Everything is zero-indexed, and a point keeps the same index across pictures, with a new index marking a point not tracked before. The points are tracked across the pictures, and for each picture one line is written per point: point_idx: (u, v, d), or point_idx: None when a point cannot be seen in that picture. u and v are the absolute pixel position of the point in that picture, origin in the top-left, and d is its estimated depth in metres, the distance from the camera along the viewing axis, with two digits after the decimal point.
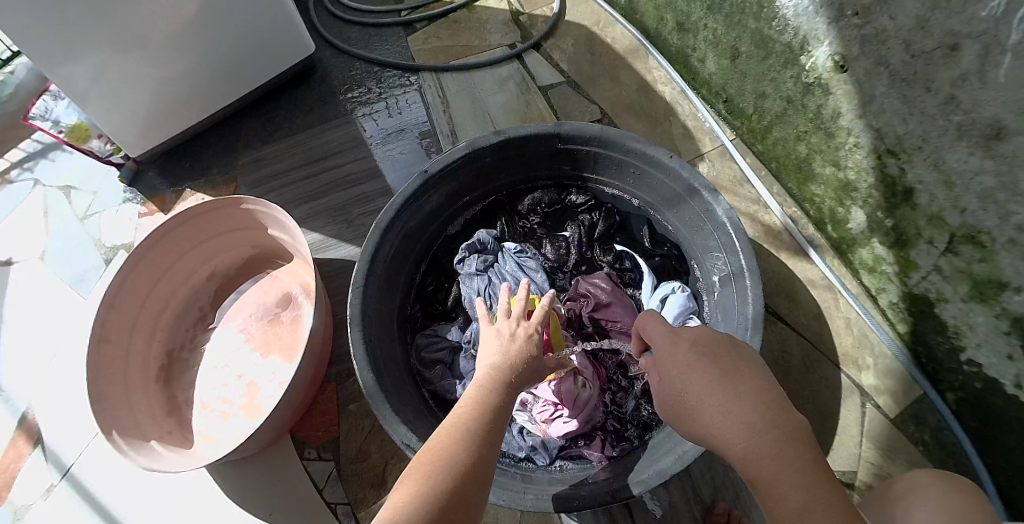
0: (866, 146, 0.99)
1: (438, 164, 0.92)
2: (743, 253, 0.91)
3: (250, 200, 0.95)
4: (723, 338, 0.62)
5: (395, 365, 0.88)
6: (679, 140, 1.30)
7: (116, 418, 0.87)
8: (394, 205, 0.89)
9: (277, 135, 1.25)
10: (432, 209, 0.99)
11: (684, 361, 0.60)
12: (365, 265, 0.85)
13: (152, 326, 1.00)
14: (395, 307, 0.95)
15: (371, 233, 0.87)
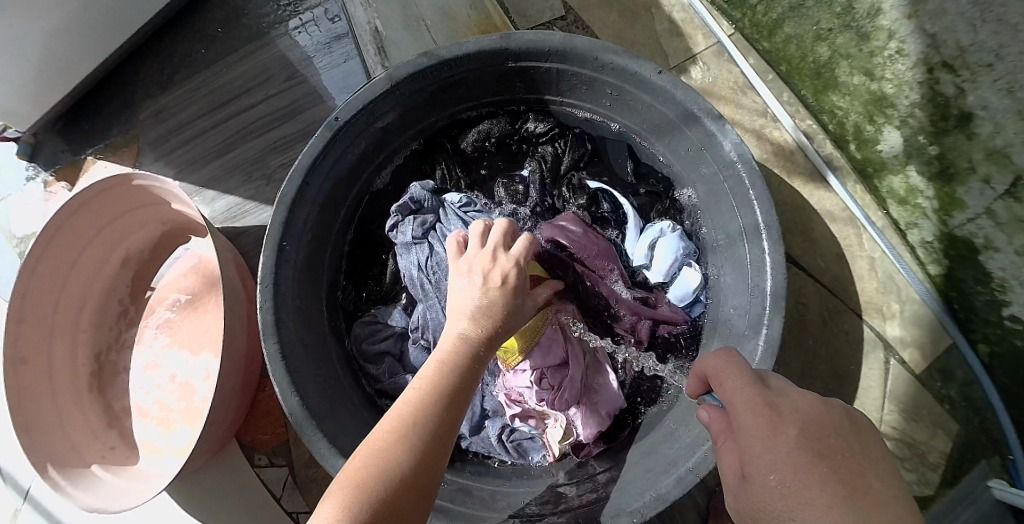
0: (913, 54, 0.75)
1: (349, 108, 0.69)
2: (759, 207, 0.70)
3: (140, 176, 0.78)
4: (838, 419, 0.41)
5: (332, 371, 0.73)
6: (665, 39, 1.01)
7: (51, 446, 0.78)
8: (297, 171, 0.68)
9: (176, 77, 0.99)
10: (353, 167, 0.76)
11: (787, 460, 0.38)
12: (271, 255, 0.66)
13: (75, 331, 0.89)
14: (323, 295, 0.77)
15: (274, 212, 0.67)
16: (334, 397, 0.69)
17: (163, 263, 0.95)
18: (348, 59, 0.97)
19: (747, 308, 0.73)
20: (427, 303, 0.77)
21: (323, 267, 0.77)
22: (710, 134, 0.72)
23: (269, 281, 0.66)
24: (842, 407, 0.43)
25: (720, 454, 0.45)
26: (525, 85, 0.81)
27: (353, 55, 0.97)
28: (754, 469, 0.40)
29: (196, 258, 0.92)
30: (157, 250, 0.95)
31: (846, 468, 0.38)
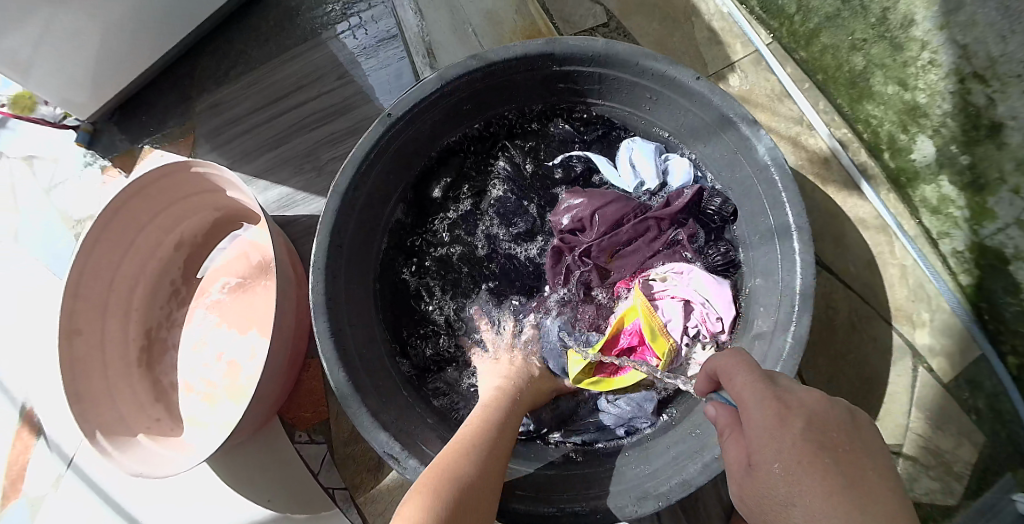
0: (946, 64, 0.77)
1: (401, 106, 0.73)
2: (791, 208, 0.72)
3: (200, 164, 0.83)
4: (841, 415, 0.43)
5: (377, 353, 0.76)
6: (704, 47, 1.04)
7: (99, 416, 0.82)
8: (353, 162, 0.71)
9: (233, 72, 1.04)
10: (401, 161, 0.80)
11: (783, 437, 0.42)
12: (325, 239, 0.70)
13: (127, 306, 0.93)
14: (373, 280, 0.81)
15: (329, 201, 0.70)
16: (376, 376, 0.72)
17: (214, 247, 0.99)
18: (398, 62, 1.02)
19: (776, 305, 0.74)
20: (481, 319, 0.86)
21: (371, 257, 0.80)
22: (745, 138, 0.75)
23: (320, 263, 0.69)
24: (845, 403, 0.45)
25: (726, 441, 0.49)
26: (566, 88, 0.84)
27: (404, 57, 1.02)
28: (760, 456, 0.42)
29: (246, 244, 0.96)
30: (209, 234, 1.00)
31: (849, 463, 0.40)
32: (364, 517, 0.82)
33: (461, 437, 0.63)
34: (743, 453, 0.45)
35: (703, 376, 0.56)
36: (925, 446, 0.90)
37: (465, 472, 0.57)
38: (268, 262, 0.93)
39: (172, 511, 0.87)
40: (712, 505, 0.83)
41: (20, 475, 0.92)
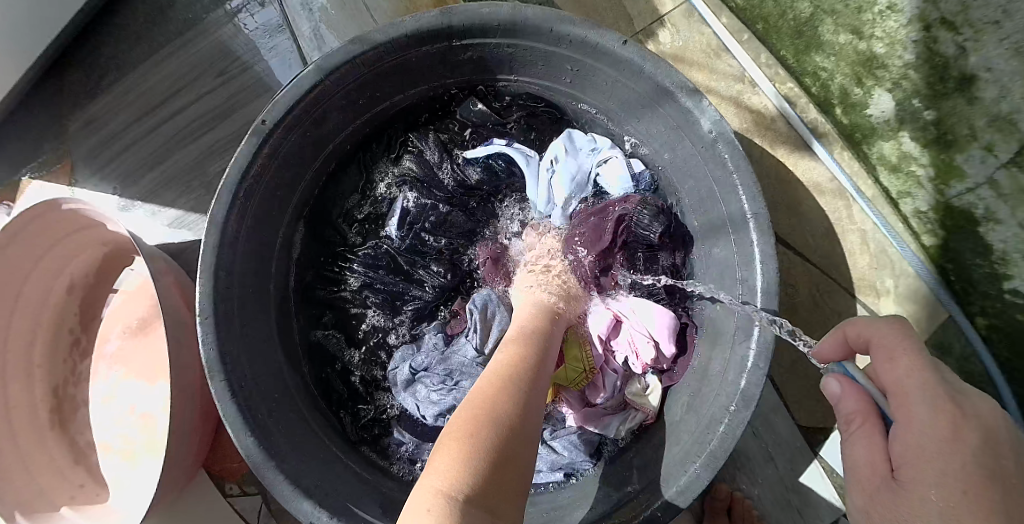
0: (908, 10, 0.67)
1: (274, 110, 0.62)
2: (747, 195, 0.63)
3: (66, 201, 0.72)
4: (1015, 444, 0.36)
5: (290, 405, 0.69)
6: (629, 2, 0.92)
7: (17, 494, 0.75)
8: (226, 188, 0.61)
9: (104, 81, 0.90)
10: (291, 171, 0.70)
11: (954, 462, 0.34)
12: (209, 282, 0.60)
13: (26, 365, 0.84)
14: (274, 321, 0.72)
15: (204, 237, 0.61)
16: (295, 433, 0.65)
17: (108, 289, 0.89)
18: (280, 49, 0.88)
19: (735, 302, 0.67)
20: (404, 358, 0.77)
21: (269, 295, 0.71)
22: (687, 112, 0.65)
23: (207, 318, 0.60)
24: (1017, 429, 0.38)
25: (853, 435, 0.41)
26: (476, 67, 0.73)
27: (290, 45, 0.88)
28: (916, 471, 0.35)
29: (143, 282, 0.87)
30: (102, 274, 0.89)
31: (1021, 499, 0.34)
32: None
33: (494, 377, 0.51)
34: (884, 459, 0.38)
35: (836, 341, 0.45)
36: None
37: (509, 416, 0.45)
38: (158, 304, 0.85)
39: None
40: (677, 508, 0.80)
41: None
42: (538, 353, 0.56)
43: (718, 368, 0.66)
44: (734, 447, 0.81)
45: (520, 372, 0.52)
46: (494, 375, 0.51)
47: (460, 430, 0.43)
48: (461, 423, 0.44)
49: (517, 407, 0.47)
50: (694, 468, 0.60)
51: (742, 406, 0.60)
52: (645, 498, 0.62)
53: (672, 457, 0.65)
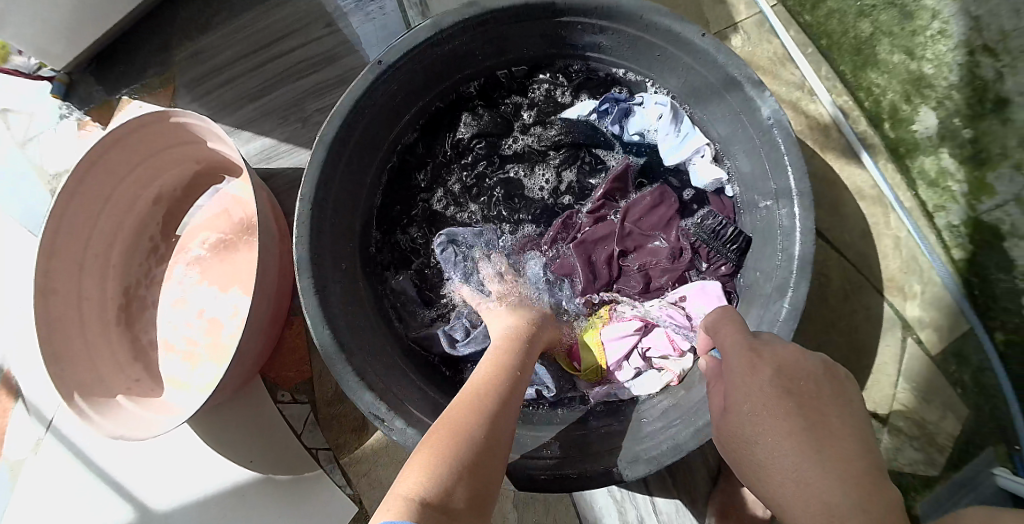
0: (956, 36, 0.77)
1: (392, 51, 0.70)
2: (794, 172, 0.70)
3: (177, 113, 0.78)
4: (818, 379, 0.46)
5: (362, 309, 0.76)
6: (707, 7, 1.05)
7: (79, 376, 0.80)
8: (338, 115, 0.68)
9: (216, 18, 0.99)
10: (388, 110, 0.77)
11: (752, 388, 0.46)
12: (313, 187, 0.67)
13: (104, 265, 0.90)
14: (359, 232, 0.81)
15: (313, 151, 0.67)
16: (361, 334, 0.71)
17: (195, 202, 0.96)
18: (385, 8, 0.95)
19: (775, 271, 0.74)
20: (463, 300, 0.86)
21: (357, 215, 0.79)
22: (750, 101, 0.73)
23: (305, 220, 0.66)
24: (823, 357, 0.49)
25: (715, 391, 0.54)
26: (562, 39, 0.82)
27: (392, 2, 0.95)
28: (736, 402, 0.47)
29: (228, 199, 0.93)
30: (190, 189, 0.96)
31: (818, 414, 0.43)
32: (350, 478, 0.84)
33: (476, 381, 0.61)
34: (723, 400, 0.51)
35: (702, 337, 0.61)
36: (910, 416, 0.90)
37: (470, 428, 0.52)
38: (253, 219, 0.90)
39: (154, 454, 0.88)
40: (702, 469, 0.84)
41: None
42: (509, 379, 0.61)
43: (757, 316, 0.74)
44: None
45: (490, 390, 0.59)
46: (459, 405, 0.56)
47: (438, 433, 0.52)
48: (433, 434, 0.52)
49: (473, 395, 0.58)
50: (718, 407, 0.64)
51: None
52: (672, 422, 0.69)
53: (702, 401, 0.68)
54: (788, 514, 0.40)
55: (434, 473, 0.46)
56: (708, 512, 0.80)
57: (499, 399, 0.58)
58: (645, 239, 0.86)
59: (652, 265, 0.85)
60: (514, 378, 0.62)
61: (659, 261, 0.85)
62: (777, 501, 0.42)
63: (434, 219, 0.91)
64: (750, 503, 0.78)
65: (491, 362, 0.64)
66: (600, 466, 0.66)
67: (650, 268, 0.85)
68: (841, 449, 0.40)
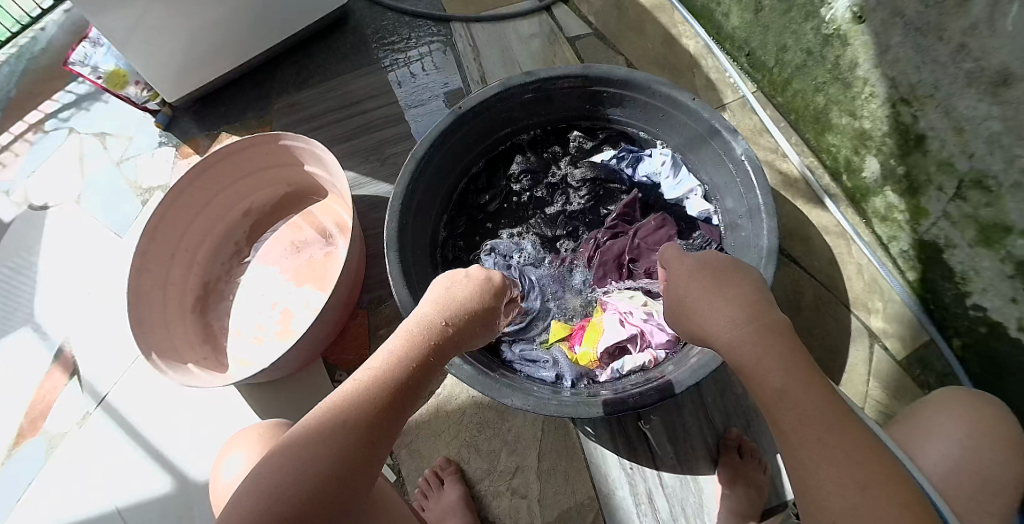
0: (882, 94, 0.99)
1: (469, 100, 0.90)
2: (761, 191, 0.85)
3: (290, 136, 0.97)
4: (727, 262, 0.63)
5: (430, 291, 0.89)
6: (702, 92, 1.28)
7: (156, 340, 0.90)
8: (428, 137, 0.88)
9: (312, 80, 1.25)
10: (462, 145, 0.96)
11: (685, 273, 0.63)
12: (405, 190, 0.85)
13: (190, 259, 1.03)
14: (429, 230, 0.96)
15: (408, 163, 0.86)
16: None
17: (280, 215, 1.11)
18: (448, 81, 1.23)
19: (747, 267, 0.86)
20: None
21: (428, 219, 0.95)
22: (725, 142, 0.89)
23: (398, 208, 0.83)
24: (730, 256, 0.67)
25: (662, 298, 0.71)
26: (590, 103, 1.01)
27: (456, 76, 1.24)
28: (675, 287, 0.64)
29: (307, 214, 1.08)
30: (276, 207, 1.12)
31: (725, 275, 0.60)
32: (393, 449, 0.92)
33: (378, 367, 0.57)
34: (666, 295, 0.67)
35: None
36: (884, 413, 1.01)
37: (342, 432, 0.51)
38: (341, 226, 1.05)
39: (201, 429, 0.96)
40: (701, 458, 0.89)
41: (41, 413, 0.99)
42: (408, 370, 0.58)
43: None
44: (748, 404, 0.92)
45: (383, 377, 0.56)
46: (339, 396, 0.54)
47: (310, 425, 0.52)
48: (302, 428, 0.52)
49: (363, 429, 0.52)
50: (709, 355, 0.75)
51: None
52: (673, 374, 0.78)
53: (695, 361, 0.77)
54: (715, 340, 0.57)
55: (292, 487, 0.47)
56: (711, 486, 0.87)
57: (394, 386, 0.56)
58: (649, 251, 0.97)
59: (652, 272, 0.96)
60: (411, 364, 0.58)
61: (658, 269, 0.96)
62: (705, 335, 0.59)
63: (486, 229, 1.05)
64: (750, 471, 0.85)
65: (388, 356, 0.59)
66: (615, 400, 0.75)
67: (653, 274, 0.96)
68: (741, 290, 0.58)
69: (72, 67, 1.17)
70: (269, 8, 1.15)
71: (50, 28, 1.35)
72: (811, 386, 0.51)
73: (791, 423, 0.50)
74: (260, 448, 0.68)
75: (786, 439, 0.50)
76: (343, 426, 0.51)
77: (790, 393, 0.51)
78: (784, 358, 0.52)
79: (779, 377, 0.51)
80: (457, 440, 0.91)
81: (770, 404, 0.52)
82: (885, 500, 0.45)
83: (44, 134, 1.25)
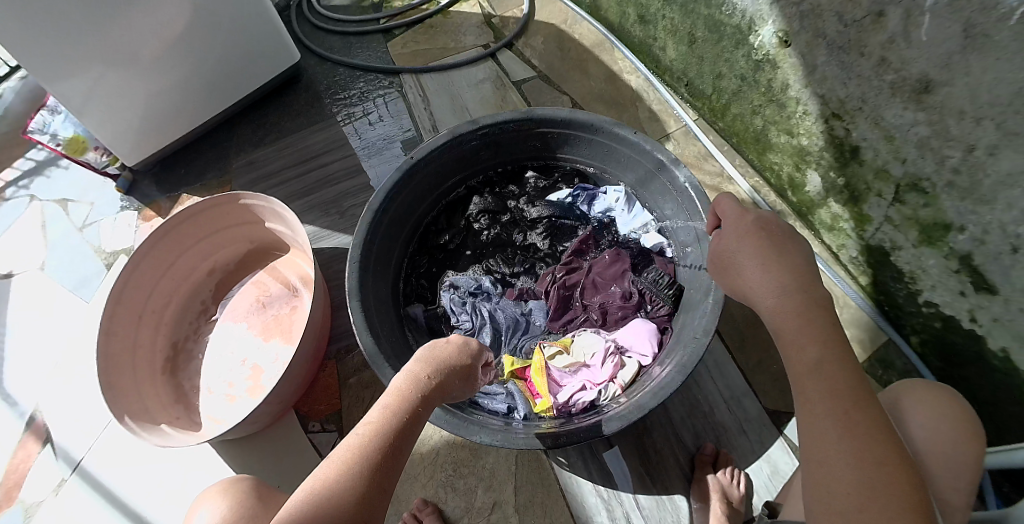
0: (815, 111, 1.02)
1: (421, 150, 0.93)
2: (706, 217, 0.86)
3: (248, 195, 0.99)
4: (786, 227, 0.63)
5: (399, 338, 0.92)
6: (646, 124, 1.31)
7: (129, 404, 0.90)
8: (383, 190, 0.90)
9: (267, 137, 1.28)
10: (419, 192, 0.99)
11: (741, 233, 0.63)
12: (362, 242, 0.87)
13: (158, 321, 1.04)
14: (391, 276, 0.97)
15: (363, 216, 0.88)
16: (397, 350, 0.87)
17: (244, 272, 1.12)
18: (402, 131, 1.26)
19: (706, 295, 0.85)
20: (462, 325, 0.99)
21: (390, 268, 0.97)
22: (669, 172, 0.92)
23: (357, 261, 0.85)
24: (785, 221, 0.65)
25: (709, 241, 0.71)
26: (542, 145, 1.04)
27: (409, 124, 1.27)
28: (729, 243, 0.64)
29: (272, 272, 1.09)
30: (241, 264, 1.13)
31: (781, 243, 0.60)
32: None
33: (370, 425, 0.61)
34: (715, 249, 0.67)
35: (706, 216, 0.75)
36: None
37: (347, 486, 0.55)
38: (305, 279, 1.06)
39: (177, 489, 0.95)
40: (676, 476, 0.90)
41: (17, 483, 0.98)
42: (399, 425, 0.61)
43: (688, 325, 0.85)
44: (715, 420, 0.93)
45: (380, 434, 0.60)
46: (341, 454, 0.59)
47: (317, 484, 0.56)
48: (307, 490, 0.56)
49: (362, 484, 0.56)
50: (670, 377, 0.78)
51: (679, 373, 0.77)
52: (637, 398, 0.80)
53: (655, 386, 0.79)
54: (760, 305, 0.60)
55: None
56: (688, 507, 0.88)
57: (388, 438, 0.60)
58: (605, 285, 0.99)
59: (605, 306, 0.97)
60: (404, 419, 0.62)
61: (611, 302, 0.97)
62: (752, 298, 0.61)
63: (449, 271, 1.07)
64: (722, 484, 0.85)
65: (379, 415, 0.62)
66: (580, 427, 0.78)
67: (609, 307, 0.97)
68: (793, 259, 0.59)
69: (33, 135, 1.19)
70: (220, 70, 1.17)
71: (7, 94, 1.38)
72: (845, 364, 0.53)
73: (817, 395, 0.52)
74: (224, 500, 0.73)
75: (809, 409, 0.52)
76: (346, 482, 0.56)
77: (825, 366, 0.53)
78: (822, 332, 0.54)
79: (815, 350, 0.53)
80: (433, 481, 0.92)
81: (802, 373, 0.53)
82: (898, 480, 0.48)
83: (4, 203, 1.25)
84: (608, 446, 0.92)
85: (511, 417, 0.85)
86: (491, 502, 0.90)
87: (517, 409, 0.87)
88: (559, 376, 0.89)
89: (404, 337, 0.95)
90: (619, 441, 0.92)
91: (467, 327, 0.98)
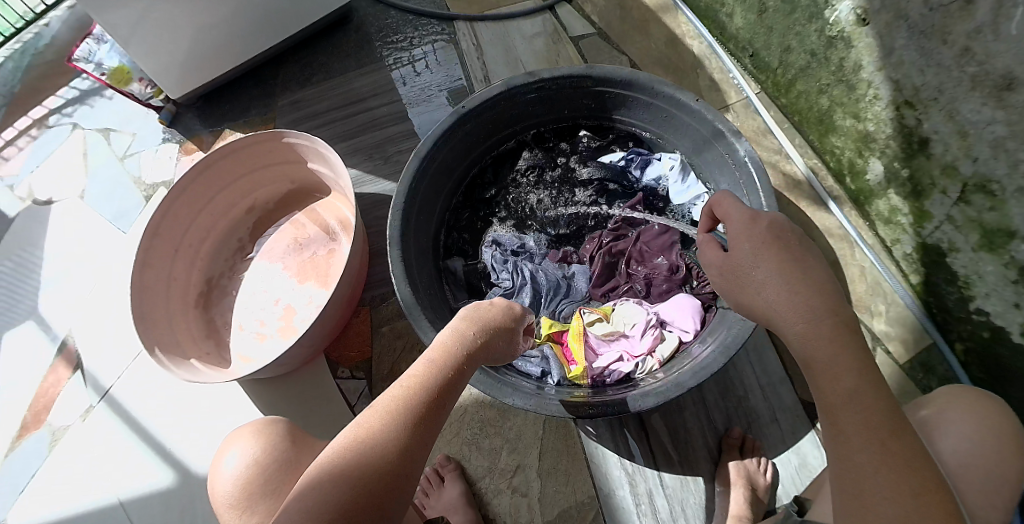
0: (885, 97, 0.98)
1: (473, 99, 0.91)
2: (764, 193, 0.83)
3: (292, 133, 0.97)
4: (798, 232, 0.57)
5: (435, 290, 0.91)
6: (705, 92, 1.28)
7: (161, 337, 0.91)
8: (432, 135, 0.88)
9: (314, 79, 1.26)
10: (468, 143, 0.97)
11: (751, 243, 0.56)
12: (408, 186, 0.85)
13: (192, 257, 1.04)
14: (433, 226, 0.96)
15: (411, 160, 0.86)
16: (433, 301, 0.86)
17: (283, 212, 1.11)
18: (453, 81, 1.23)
19: None
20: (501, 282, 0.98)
21: (432, 217, 0.96)
22: (729, 144, 0.89)
23: (401, 205, 0.84)
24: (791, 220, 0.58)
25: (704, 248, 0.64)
26: (598, 104, 1.01)
27: (461, 73, 1.24)
28: (737, 253, 0.57)
29: (311, 213, 1.08)
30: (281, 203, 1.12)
31: (799, 256, 0.54)
32: None
33: (414, 378, 0.59)
34: (718, 258, 0.60)
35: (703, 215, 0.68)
36: None
37: (391, 435, 0.54)
38: (343, 223, 1.05)
39: (202, 424, 0.96)
40: (702, 458, 0.89)
41: (44, 407, 0.99)
42: (444, 381, 0.59)
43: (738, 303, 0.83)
44: (749, 405, 0.91)
45: (426, 387, 0.58)
46: (385, 404, 0.57)
47: (359, 430, 0.55)
48: (349, 435, 0.54)
49: (407, 433, 0.54)
50: (713, 356, 0.76)
51: (723, 353, 0.75)
52: (675, 375, 0.78)
53: (695, 365, 0.77)
54: (782, 330, 0.53)
55: (346, 476, 0.50)
56: (712, 489, 0.87)
57: (433, 391, 0.58)
58: (651, 256, 0.98)
59: (649, 277, 0.96)
60: (449, 376, 0.60)
61: (655, 274, 0.96)
62: (772, 322, 0.54)
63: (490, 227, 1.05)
64: (750, 470, 0.84)
65: (422, 370, 0.60)
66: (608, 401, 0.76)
67: (653, 279, 0.95)
68: (816, 278, 0.52)
69: (77, 63, 1.18)
70: (271, 8, 1.15)
71: (53, 23, 1.36)
72: (880, 390, 0.49)
73: (853, 427, 0.48)
74: (251, 447, 0.72)
75: (845, 442, 0.48)
76: (391, 430, 0.54)
77: (861, 394, 0.48)
78: (858, 359, 0.49)
79: (852, 377, 0.48)
80: (458, 438, 0.92)
81: (834, 403, 0.49)
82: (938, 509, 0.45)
83: (48, 130, 1.26)
84: (637, 421, 0.91)
85: (545, 381, 0.85)
86: (514, 465, 0.89)
87: (550, 373, 0.86)
88: (596, 344, 0.88)
89: (440, 289, 0.94)
90: (648, 417, 0.91)
91: (507, 286, 0.97)
